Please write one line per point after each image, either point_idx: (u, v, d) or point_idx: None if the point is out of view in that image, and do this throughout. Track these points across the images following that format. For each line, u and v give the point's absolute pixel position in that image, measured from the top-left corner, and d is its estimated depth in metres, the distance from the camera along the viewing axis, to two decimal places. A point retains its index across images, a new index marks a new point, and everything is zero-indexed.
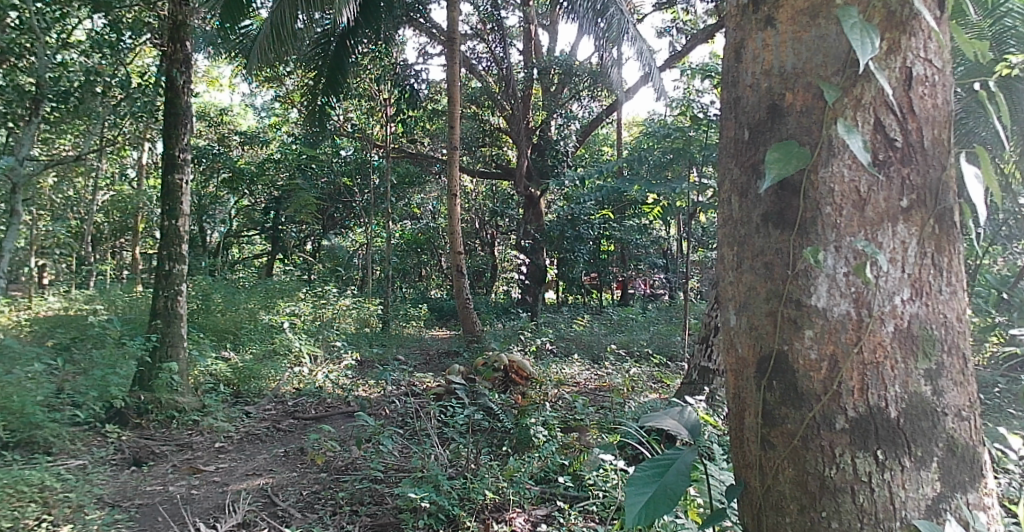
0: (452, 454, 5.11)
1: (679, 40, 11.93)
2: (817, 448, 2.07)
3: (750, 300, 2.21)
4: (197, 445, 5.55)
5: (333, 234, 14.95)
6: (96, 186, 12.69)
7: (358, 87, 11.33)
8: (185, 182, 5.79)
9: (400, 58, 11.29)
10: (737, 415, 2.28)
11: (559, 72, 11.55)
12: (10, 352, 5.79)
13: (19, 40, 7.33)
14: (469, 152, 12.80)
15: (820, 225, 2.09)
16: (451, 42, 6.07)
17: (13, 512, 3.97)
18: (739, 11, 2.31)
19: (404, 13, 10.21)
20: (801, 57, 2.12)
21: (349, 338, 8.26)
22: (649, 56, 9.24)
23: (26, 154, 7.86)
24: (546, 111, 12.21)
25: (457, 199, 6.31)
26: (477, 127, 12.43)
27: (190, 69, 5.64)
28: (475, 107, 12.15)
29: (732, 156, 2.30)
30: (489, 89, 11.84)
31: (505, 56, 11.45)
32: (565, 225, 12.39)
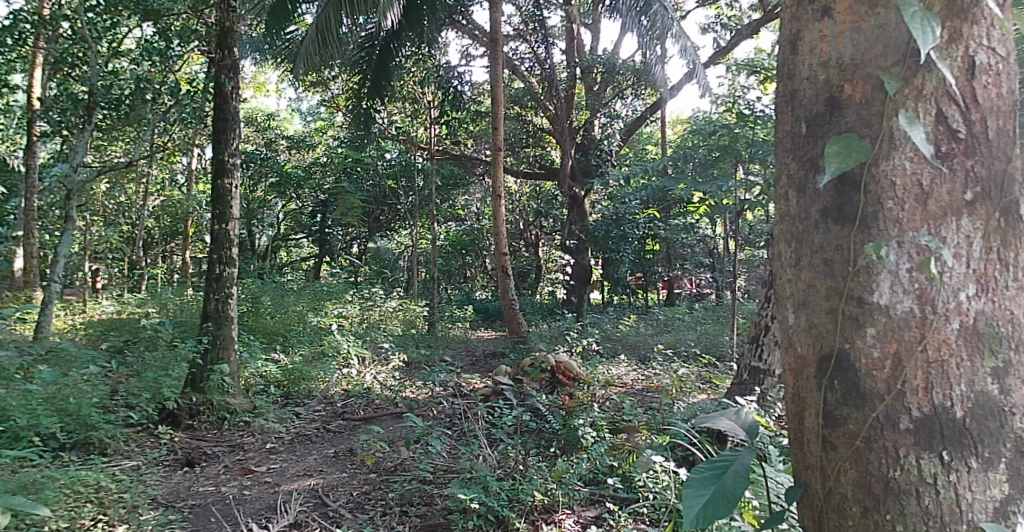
0: (501, 455, 5.12)
1: (723, 36, 11.78)
2: (880, 450, 1.99)
3: (809, 297, 2.13)
4: (249, 446, 5.58)
5: (379, 236, 15.06)
6: (147, 193, 13.02)
7: (401, 90, 11.40)
8: (234, 186, 5.71)
9: (442, 60, 11.30)
10: (797, 416, 2.20)
11: (603, 71, 11.46)
12: (68, 355, 5.94)
13: (73, 49, 7.74)
14: (512, 153, 12.93)
15: (882, 220, 1.99)
16: (495, 42, 6.02)
17: (70, 512, 4.08)
18: (794, 1, 2.24)
19: (446, 15, 10.22)
20: (859, 47, 2.03)
21: (396, 339, 8.27)
22: (693, 52, 9.14)
23: (80, 161, 7.83)
24: (590, 112, 12.01)
25: (503, 201, 6.27)
26: (520, 128, 12.54)
27: (238, 75, 5.62)
28: (519, 108, 12.22)
29: (789, 151, 2.22)
30: (531, 89, 11.89)
31: (548, 56, 11.50)
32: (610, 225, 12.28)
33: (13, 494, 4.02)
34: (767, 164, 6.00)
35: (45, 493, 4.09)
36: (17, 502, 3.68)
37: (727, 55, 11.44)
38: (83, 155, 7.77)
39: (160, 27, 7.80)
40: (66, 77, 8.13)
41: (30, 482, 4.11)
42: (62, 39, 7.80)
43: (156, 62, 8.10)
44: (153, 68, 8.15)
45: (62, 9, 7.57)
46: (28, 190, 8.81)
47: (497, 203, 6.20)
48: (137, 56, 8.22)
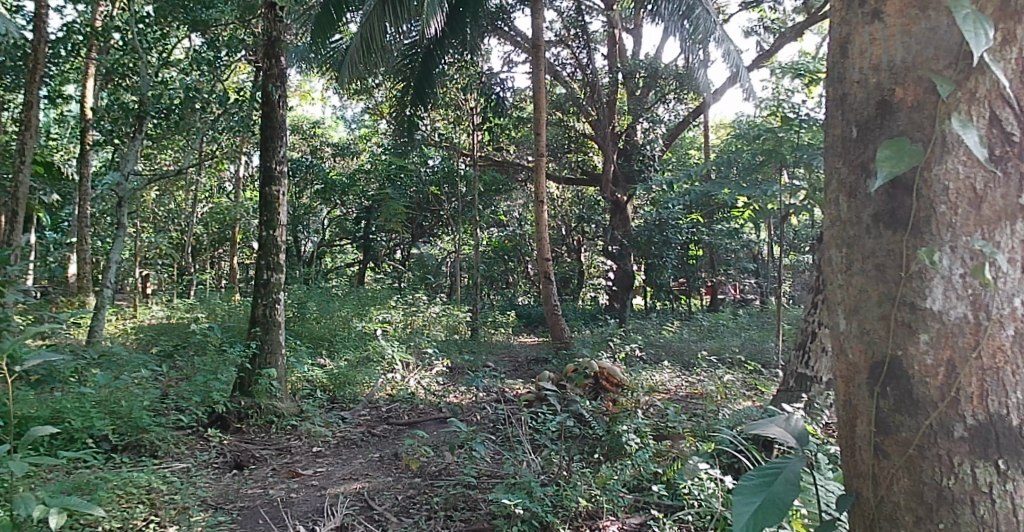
0: (545, 461, 5.12)
1: (766, 39, 11.70)
2: (934, 458, 1.99)
3: (861, 303, 2.13)
4: (296, 449, 5.64)
5: (422, 242, 15.20)
6: (195, 200, 13.36)
7: (445, 96, 11.47)
8: (282, 194, 5.78)
9: (484, 66, 11.29)
10: (848, 422, 2.20)
11: (644, 75, 11.47)
12: (120, 359, 6.12)
13: (125, 60, 7.97)
14: (554, 159, 13.04)
15: (935, 225, 1.99)
16: (537, 49, 6.04)
17: (124, 512, 4.22)
18: (843, 4, 2.23)
19: (489, 21, 10.31)
20: (911, 50, 2.03)
21: (439, 345, 8.31)
22: (736, 56, 9.09)
23: (132, 170, 8.01)
24: (632, 116, 11.90)
25: (546, 208, 6.28)
26: (562, 133, 12.70)
27: (285, 84, 5.67)
28: (561, 114, 12.37)
29: (839, 155, 2.22)
30: (573, 95, 11.90)
31: (590, 62, 11.46)
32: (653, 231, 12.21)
33: (69, 494, 4.19)
34: (813, 168, 5.94)
35: (100, 493, 4.24)
36: (75, 502, 3.87)
37: (770, 59, 11.43)
38: (134, 164, 7.95)
39: (209, 38, 8.03)
40: (117, 87, 8.36)
41: (85, 483, 4.28)
42: (114, 50, 8.09)
43: (204, 72, 8.26)
44: (202, 78, 8.32)
45: (114, 22, 7.86)
46: (83, 198, 9.09)
47: (540, 209, 6.21)
48: (186, 66, 8.44)
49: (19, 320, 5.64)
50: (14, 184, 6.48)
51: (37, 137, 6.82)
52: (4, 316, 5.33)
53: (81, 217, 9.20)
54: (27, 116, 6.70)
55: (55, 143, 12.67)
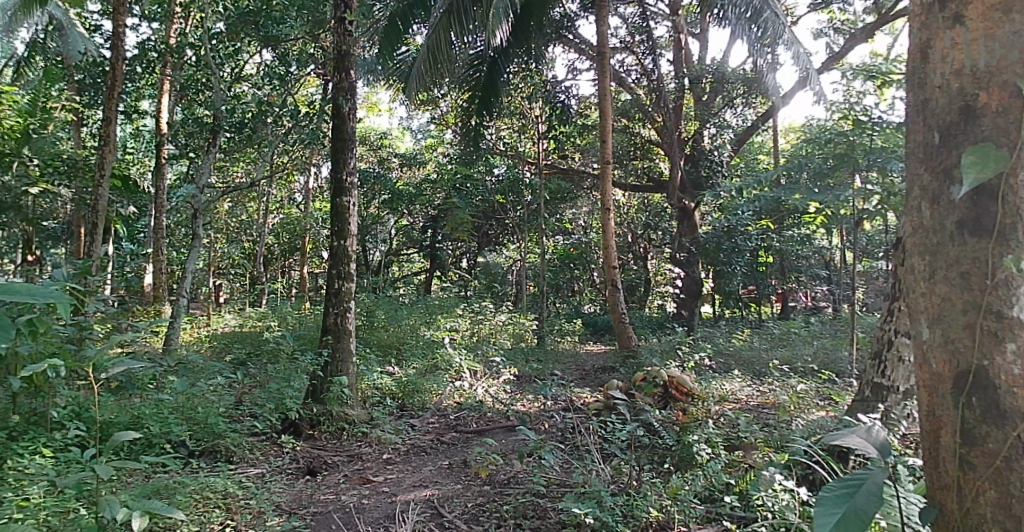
0: (614, 471, 5.10)
1: (836, 41, 11.45)
2: (1021, 469, 2.37)
3: (947, 308, 2.53)
4: (367, 456, 5.69)
5: (488, 251, 15.32)
6: (268, 211, 13.81)
7: (509, 105, 11.57)
8: (351, 205, 5.81)
9: (549, 74, 11.45)
10: (933, 434, 2.58)
11: (711, 80, 11.47)
12: (196, 366, 6.33)
13: (197, 75, 8.41)
14: (620, 166, 13.00)
15: (1018, 233, 2.40)
16: (602, 55, 6.00)
17: (201, 516, 4.36)
18: (924, 11, 2.62)
19: (553, 30, 10.41)
20: (994, 54, 2.43)
21: (507, 353, 8.32)
22: (806, 59, 8.88)
23: (207, 183, 8.25)
24: (699, 122, 11.74)
25: (610, 215, 6.17)
26: (627, 140, 12.57)
27: (355, 96, 5.72)
28: (627, 121, 12.34)
29: (923, 161, 2.61)
30: (640, 102, 11.88)
31: (655, 68, 11.49)
32: (721, 237, 11.93)
33: (150, 498, 4.36)
34: (888, 172, 5.90)
35: (178, 497, 4.40)
36: (156, 506, 4.01)
37: (841, 61, 11.17)
38: (209, 178, 8.21)
39: (280, 52, 8.32)
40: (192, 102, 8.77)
41: (164, 487, 4.45)
42: (188, 66, 8.45)
43: (276, 86, 8.57)
44: (273, 92, 8.64)
45: (187, 39, 8.16)
46: (160, 210, 9.40)
47: (606, 217, 6.16)
48: (258, 79, 8.66)
49: (100, 328, 5.85)
50: (94, 196, 6.70)
51: (115, 151, 7.07)
52: (87, 324, 5.57)
53: (158, 228, 9.50)
54: (106, 131, 6.95)
55: (132, 157, 13.28)
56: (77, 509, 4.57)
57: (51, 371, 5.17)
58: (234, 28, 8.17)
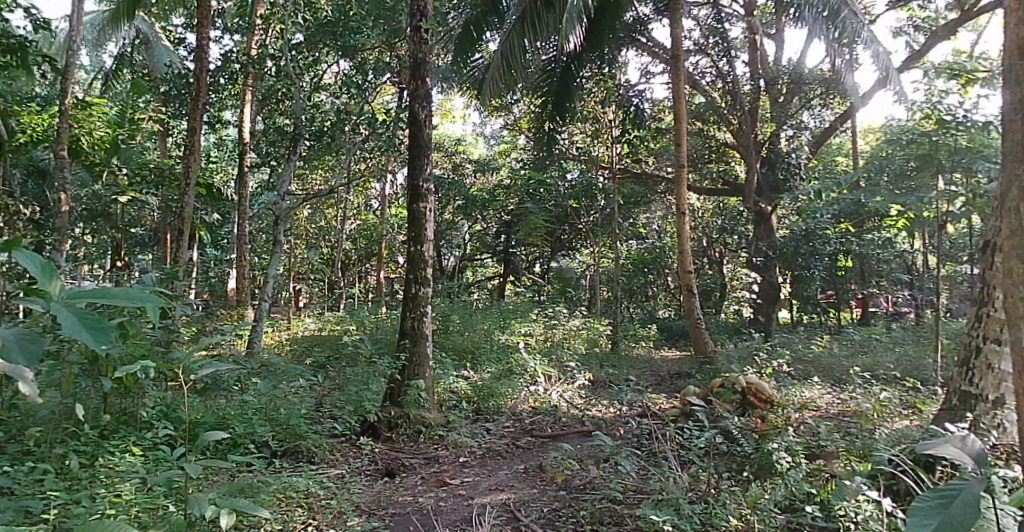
0: (691, 478, 5.08)
1: (917, 39, 11.19)
2: None
3: None
4: (444, 459, 5.75)
5: (561, 255, 15.42)
6: (346, 217, 14.20)
7: (582, 109, 11.39)
8: (428, 210, 5.87)
9: (622, 78, 11.22)
10: None
11: (789, 81, 11.33)
12: (278, 369, 6.51)
13: (278, 85, 8.78)
14: (695, 170, 12.78)
15: None
16: (675, 58, 5.98)
17: (284, 515, 4.48)
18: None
19: (625, 34, 10.54)
20: None
21: (581, 358, 8.32)
22: (886, 58, 8.91)
23: (287, 190, 8.50)
24: (776, 124, 11.68)
25: (684, 219, 6.02)
26: (703, 143, 12.40)
27: (431, 104, 5.80)
28: (701, 124, 12.20)
29: None
30: (714, 104, 11.83)
31: (730, 70, 11.51)
32: (800, 240, 11.83)
33: (236, 496, 4.51)
34: (973, 172, 5.99)
35: (263, 496, 4.54)
36: (242, 505, 4.11)
37: (923, 59, 10.84)
38: (289, 185, 8.44)
39: (358, 61, 8.87)
40: (273, 113, 9.14)
41: (249, 486, 4.59)
42: (269, 77, 8.79)
43: (353, 95, 9.06)
44: (350, 100, 9.10)
45: (269, 51, 8.56)
46: (243, 217, 9.67)
47: (682, 221, 6.20)
48: (336, 88, 9.14)
49: (187, 332, 6.06)
50: (180, 204, 6.93)
51: (201, 160, 7.31)
52: (174, 327, 5.76)
53: (241, 235, 9.76)
54: (191, 142, 7.16)
55: (216, 166, 13.88)
56: (166, 506, 4.74)
57: (141, 372, 5.36)
58: (311, 37, 8.61)
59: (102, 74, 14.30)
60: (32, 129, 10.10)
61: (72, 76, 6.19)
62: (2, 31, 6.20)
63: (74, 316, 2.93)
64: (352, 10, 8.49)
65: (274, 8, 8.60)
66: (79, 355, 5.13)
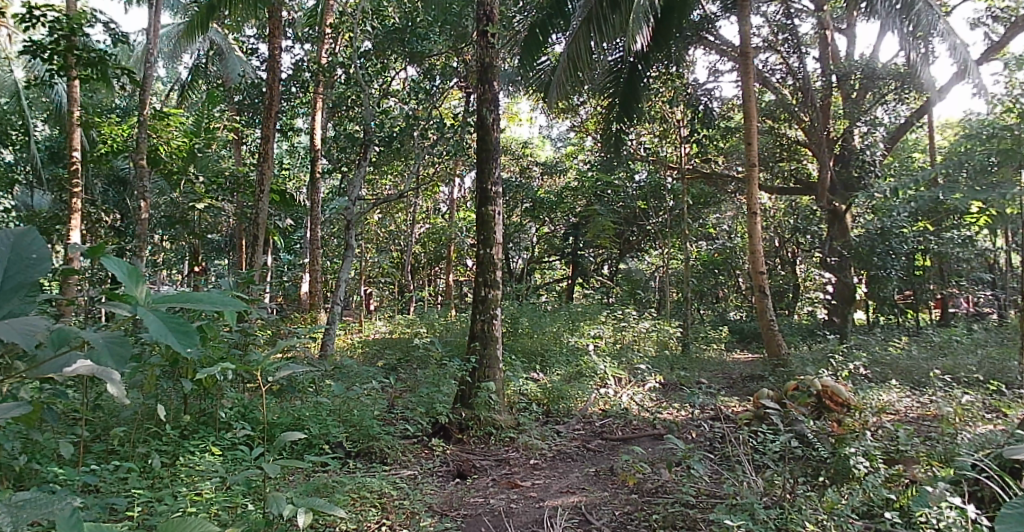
0: (766, 483, 5.01)
1: (997, 29, 10.90)
2: None
3: None
4: (515, 461, 5.78)
5: (630, 257, 15.56)
6: (416, 220, 14.72)
7: (650, 109, 11.61)
8: (497, 213, 5.88)
9: (690, 78, 11.19)
10: None
11: (862, 77, 10.95)
12: (353, 371, 6.65)
13: (349, 92, 9.30)
14: (766, 169, 12.69)
15: None
16: (745, 56, 6.29)
17: (358, 516, 4.54)
18: None
19: (693, 32, 10.35)
20: None
21: (652, 361, 8.36)
22: (964, 50, 8.72)
23: (356, 195, 8.82)
24: (848, 120, 11.39)
25: (757, 220, 6.27)
26: (774, 141, 12.28)
27: (498, 107, 5.83)
28: (772, 122, 12.04)
29: None
30: (785, 101, 11.59)
31: (801, 66, 11.26)
32: (875, 239, 11.47)
33: (312, 495, 4.61)
34: None
35: (338, 495, 4.61)
36: (319, 504, 4.14)
37: (1002, 50, 10.54)
38: (358, 190, 8.83)
39: (426, 67, 9.34)
40: (342, 118, 9.59)
41: (324, 486, 4.67)
42: (338, 85, 9.31)
43: (421, 100, 9.45)
44: (419, 106, 9.44)
45: (338, 60, 9.09)
46: (315, 222, 9.87)
47: (751, 221, 6.49)
48: (404, 94, 9.50)
49: (263, 335, 6.22)
50: (254, 210, 7.07)
51: (274, 167, 7.49)
52: (251, 330, 5.89)
53: (314, 240, 9.89)
54: (265, 149, 7.32)
55: (288, 171, 14.47)
56: (245, 505, 4.77)
57: (221, 374, 5.49)
58: (381, 44, 9.17)
59: (177, 85, 15.29)
60: (113, 140, 10.67)
61: (150, 89, 6.42)
62: (85, 46, 6.74)
63: (160, 320, 2.79)
64: (420, 16, 8.88)
65: (343, 17, 8.90)
66: (159, 358, 5.31)
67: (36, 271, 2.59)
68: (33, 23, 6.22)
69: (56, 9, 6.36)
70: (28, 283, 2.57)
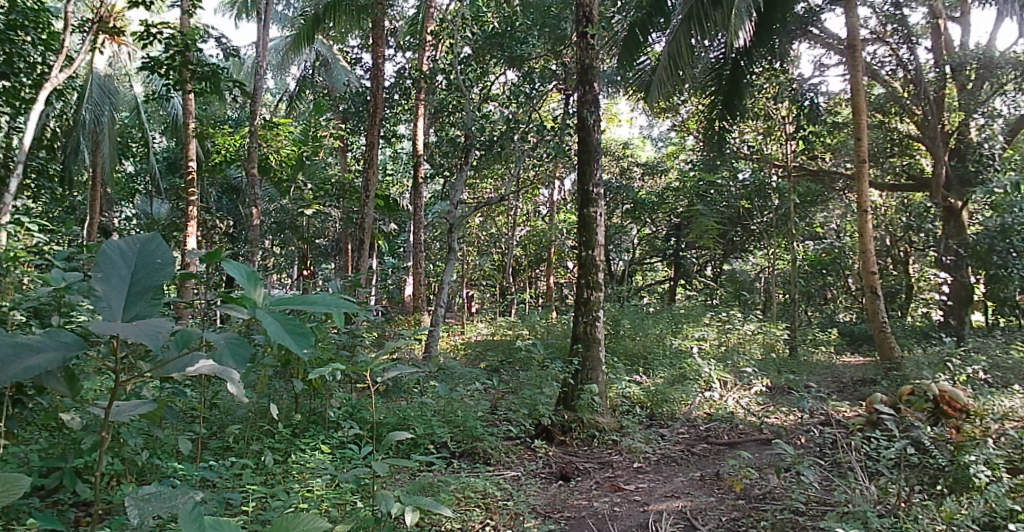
0: (880, 491, 4.76)
1: None
2: None
3: None
4: (618, 464, 5.75)
5: (734, 257, 15.44)
6: (515, 222, 15.29)
7: (754, 106, 11.61)
8: (600, 215, 5.87)
9: (796, 73, 10.96)
10: None
11: (977, 66, 10.62)
12: (456, 373, 6.80)
13: (449, 98, 9.55)
14: (876, 165, 12.43)
15: None
16: (853, 49, 6.64)
17: (463, 515, 4.55)
18: None
19: (797, 26, 10.01)
20: None
21: (758, 363, 8.25)
22: None
23: (458, 199, 9.06)
24: (963, 112, 11.02)
25: (869, 216, 6.86)
26: (884, 136, 12.11)
27: (599, 108, 5.87)
28: (882, 116, 11.94)
29: None
30: (896, 94, 11.39)
31: (914, 57, 10.91)
32: (996, 236, 10.71)
33: (418, 494, 4.66)
34: None
35: (443, 495, 4.64)
36: (425, 502, 4.10)
37: None
38: (460, 193, 9.10)
39: (526, 70, 9.51)
40: (444, 124, 10.01)
41: (429, 485, 4.71)
42: (440, 91, 9.66)
43: (522, 104, 9.41)
44: (518, 110, 9.41)
45: (440, 66, 9.46)
46: (418, 226, 10.09)
47: (862, 217, 6.82)
48: (503, 99, 9.70)
49: (369, 336, 6.41)
50: (360, 215, 7.29)
51: (378, 173, 7.69)
52: (358, 332, 6.04)
53: (417, 243, 10.11)
54: (369, 156, 7.53)
55: (392, 177, 15.15)
56: (354, 502, 4.73)
57: (329, 375, 5.64)
58: (481, 50, 9.51)
59: (288, 95, 16.28)
60: (226, 150, 11.45)
61: (258, 99, 6.71)
62: (199, 61, 7.17)
63: (279, 322, 2.65)
64: (519, 22, 9.28)
65: (443, 24, 9.51)
66: (271, 358, 5.52)
67: (160, 275, 2.49)
68: (150, 39, 6.63)
69: (171, 26, 6.76)
70: (154, 288, 2.47)
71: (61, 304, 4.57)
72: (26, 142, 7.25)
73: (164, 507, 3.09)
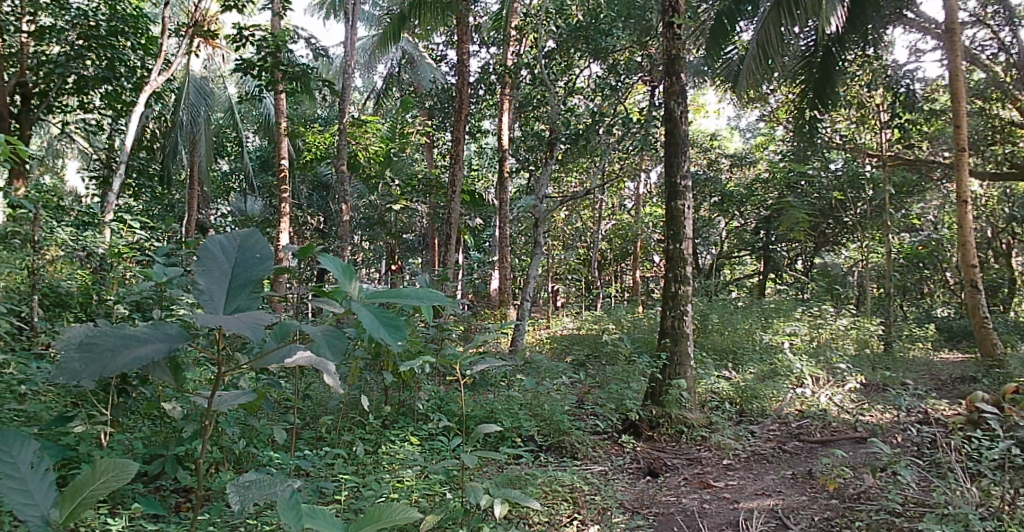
0: (982, 493, 4.54)
1: None
2: None
3: None
4: (707, 461, 5.68)
5: (826, 250, 15.06)
6: (599, 216, 15.21)
7: (847, 95, 11.44)
8: (688, 208, 5.67)
9: (889, 58, 10.79)
10: None
11: None
12: (542, 367, 6.89)
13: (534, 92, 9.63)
14: (977, 154, 11.98)
15: None
16: (952, 32, 6.37)
17: (551, 508, 4.58)
18: None
19: (891, 10, 9.73)
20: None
21: (852, 359, 8.03)
22: None
23: (544, 193, 9.14)
24: None
25: (969, 205, 6.60)
26: (985, 124, 11.60)
27: (686, 99, 5.77)
28: (981, 102, 11.49)
29: None
30: (997, 78, 10.83)
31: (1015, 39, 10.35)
32: None
33: (507, 486, 4.71)
34: None
35: (531, 487, 4.67)
36: (515, 494, 4.13)
37: None
38: (546, 187, 9.18)
39: (611, 63, 9.59)
40: (531, 118, 10.25)
41: (517, 478, 4.74)
42: (525, 85, 9.80)
43: (607, 96, 9.51)
44: (604, 103, 9.52)
45: (524, 62, 9.48)
46: (504, 221, 10.19)
47: (963, 209, 6.59)
48: (590, 90, 9.75)
49: (456, 330, 6.52)
50: (446, 210, 7.39)
51: (464, 168, 7.78)
52: (445, 325, 6.16)
53: (502, 238, 10.21)
54: (455, 152, 7.62)
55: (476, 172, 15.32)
56: (443, 493, 4.80)
57: (418, 367, 5.77)
58: (565, 43, 9.72)
59: (376, 93, 16.85)
60: (316, 147, 11.75)
61: (347, 97, 6.91)
62: (289, 62, 7.45)
63: (374, 315, 2.72)
64: (603, 14, 9.39)
65: (527, 18, 9.61)
66: (361, 351, 5.66)
67: (258, 268, 2.57)
68: (243, 42, 6.94)
69: (262, 28, 7.11)
70: (254, 281, 2.56)
71: (162, 297, 4.77)
72: (127, 142, 7.61)
73: (265, 494, 3.12)
